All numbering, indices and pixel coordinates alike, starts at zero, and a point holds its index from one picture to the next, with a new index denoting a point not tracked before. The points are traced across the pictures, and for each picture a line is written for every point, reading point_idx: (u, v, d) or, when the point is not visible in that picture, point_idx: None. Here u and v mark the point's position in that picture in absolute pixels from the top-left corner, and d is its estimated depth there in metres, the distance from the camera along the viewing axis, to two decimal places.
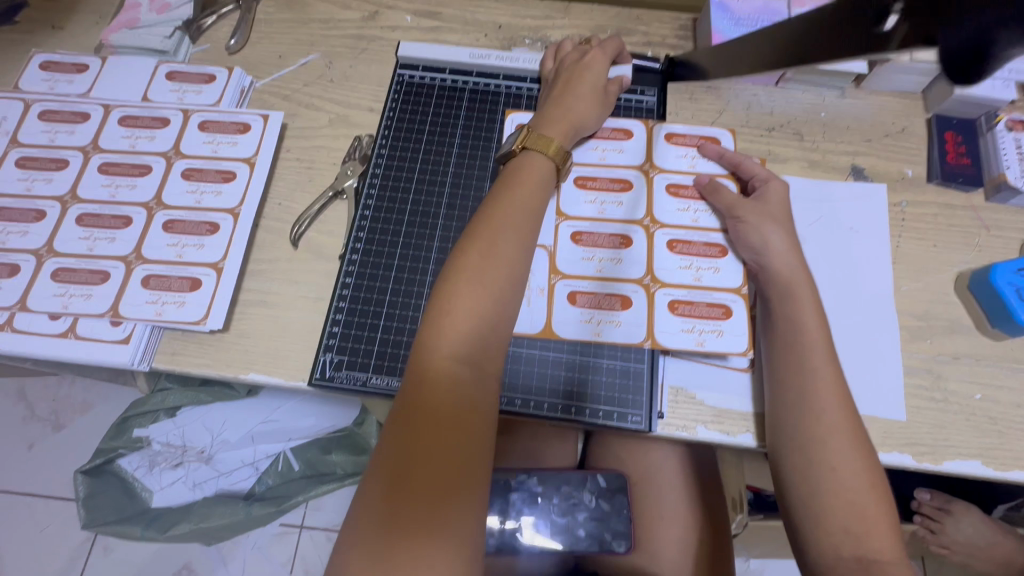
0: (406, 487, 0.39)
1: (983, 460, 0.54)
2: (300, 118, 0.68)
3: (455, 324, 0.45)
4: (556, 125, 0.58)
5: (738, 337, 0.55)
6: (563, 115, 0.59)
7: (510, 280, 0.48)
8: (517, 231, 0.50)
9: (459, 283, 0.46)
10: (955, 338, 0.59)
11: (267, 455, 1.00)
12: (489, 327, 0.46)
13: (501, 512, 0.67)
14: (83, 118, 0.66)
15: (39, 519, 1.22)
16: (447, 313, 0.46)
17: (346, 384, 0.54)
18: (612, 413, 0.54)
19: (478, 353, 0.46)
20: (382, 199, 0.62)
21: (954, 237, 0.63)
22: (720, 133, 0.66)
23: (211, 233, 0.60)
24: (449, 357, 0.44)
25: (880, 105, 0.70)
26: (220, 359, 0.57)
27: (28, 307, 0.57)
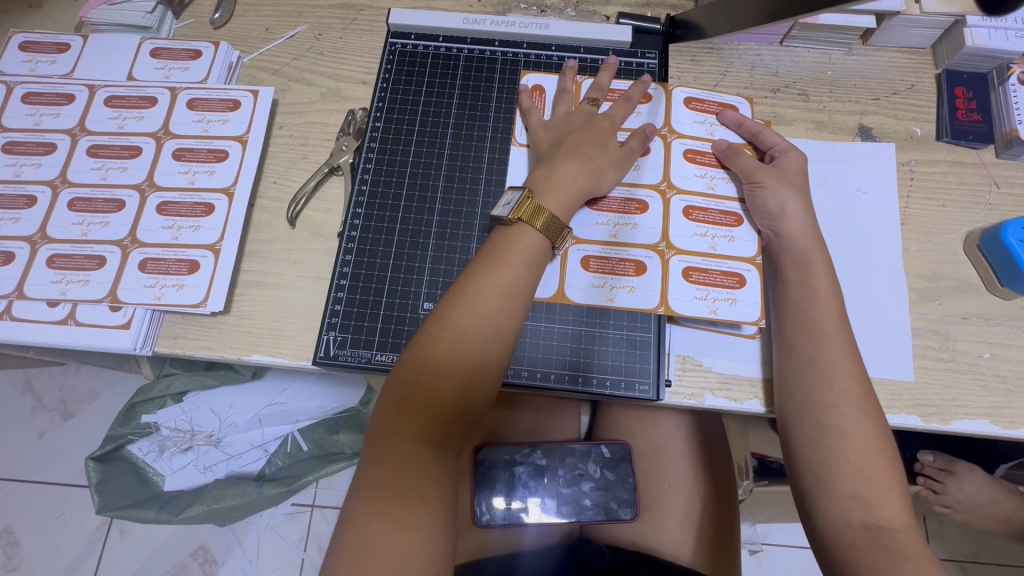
0: (394, 480, 0.42)
1: (991, 419, 0.54)
2: (290, 94, 0.66)
3: (457, 333, 0.47)
4: (558, 191, 0.53)
5: (752, 306, 0.55)
6: (568, 177, 0.53)
7: (500, 310, 0.48)
8: (507, 260, 0.49)
9: (463, 293, 0.48)
10: (964, 298, 0.58)
11: (275, 436, 1.02)
12: (477, 357, 0.47)
13: (509, 487, 0.69)
14: (67, 100, 0.64)
15: (54, 506, 1.24)
16: (432, 341, 0.46)
17: (351, 361, 0.54)
18: (619, 383, 0.54)
19: (469, 374, 0.46)
20: (379, 173, 0.60)
21: (964, 196, 0.62)
22: (739, 101, 0.64)
23: (207, 214, 0.59)
24: (430, 383, 0.46)
25: (887, 62, 0.68)
26: (223, 341, 0.56)
27: (26, 295, 0.56)
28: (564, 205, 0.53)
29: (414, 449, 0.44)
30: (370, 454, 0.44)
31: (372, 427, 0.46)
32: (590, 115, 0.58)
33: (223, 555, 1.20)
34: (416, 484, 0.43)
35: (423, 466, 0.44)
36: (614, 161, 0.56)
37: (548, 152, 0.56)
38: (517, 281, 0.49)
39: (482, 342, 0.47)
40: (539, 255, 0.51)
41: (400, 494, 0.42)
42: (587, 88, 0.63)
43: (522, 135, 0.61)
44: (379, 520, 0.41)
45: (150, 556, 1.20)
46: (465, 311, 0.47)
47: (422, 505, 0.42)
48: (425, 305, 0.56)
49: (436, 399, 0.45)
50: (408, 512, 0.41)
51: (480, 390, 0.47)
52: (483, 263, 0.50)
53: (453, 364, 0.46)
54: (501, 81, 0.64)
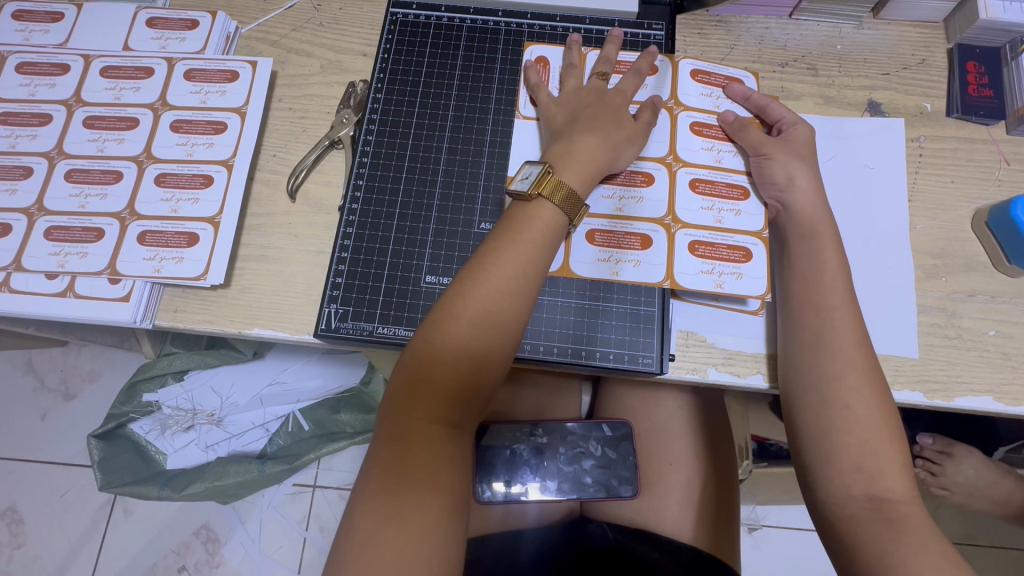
0: (405, 457, 0.43)
1: (994, 395, 0.54)
2: (289, 65, 0.65)
3: (473, 310, 0.46)
4: (576, 167, 0.52)
5: (758, 280, 0.54)
6: (584, 153, 0.52)
7: (516, 288, 0.47)
8: (523, 237, 0.49)
9: (480, 270, 0.47)
10: (971, 275, 0.58)
11: (276, 416, 1.02)
12: (490, 334, 0.46)
13: (510, 464, 0.69)
14: (63, 70, 0.63)
15: (58, 485, 1.25)
16: (447, 317, 0.46)
17: (352, 334, 0.53)
18: (622, 357, 0.54)
19: (482, 352, 0.46)
20: (381, 146, 0.60)
21: (973, 172, 0.61)
22: (744, 74, 0.62)
23: (206, 187, 0.58)
24: (446, 361, 0.46)
25: (899, 35, 0.66)
26: (223, 314, 0.56)
27: (24, 267, 0.56)
28: (581, 181, 0.52)
29: (429, 429, 0.44)
30: (382, 433, 0.44)
31: (384, 405, 0.46)
32: (601, 91, 0.57)
33: (227, 533, 1.22)
34: (431, 464, 0.43)
35: (436, 446, 0.44)
36: (629, 136, 0.55)
37: (563, 127, 0.55)
38: (533, 259, 0.49)
39: (496, 320, 0.47)
40: (556, 233, 0.50)
41: (410, 471, 0.42)
42: (593, 61, 0.61)
43: (527, 108, 0.60)
44: (393, 499, 0.41)
45: (154, 534, 1.22)
46: (482, 288, 0.47)
47: (436, 485, 0.42)
48: (427, 278, 0.55)
49: (451, 377, 0.45)
50: (423, 491, 0.42)
51: (494, 368, 0.47)
52: (498, 241, 0.49)
53: (469, 341, 0.46)
54: (505, 52, 0.63)
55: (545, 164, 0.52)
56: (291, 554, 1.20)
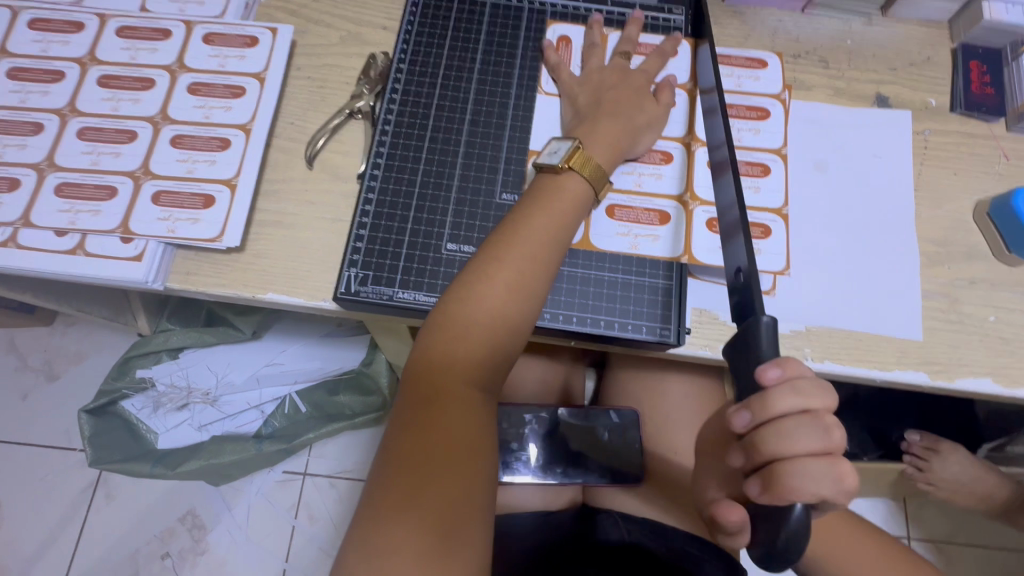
0: (435, 414, 0.44)
1: (993, 378, 0.56)
2: (309, 35, 0.65)
3: (504, 274, 0.47)
4: (603, 145, 0.54)
5: (777, 257, 0.58)
6: (610, 133, 0.54)
7: (547, 257, 0.49)
8: (553, 207, 0.50)
9: (511, 236, 0.49)
10: (972, 264, 0.60)
11: (272, 398, 1.00)
12: (521, 298, 0.47)
13: (518, 445, 0.70)
14: (77, 28, 0.62)
15: (39, 468, 1.21)
16: (478, 280, 0.47)
17: (372, 298, 0.53)
18: (641, 329, 0.54)
19: (512, 316, 0.47)
20: (403, 115, 0.60)
21: (974, 165, 0.63)
22: (767, 54, 0.65)
23: (223, 149, 0.58)
24: (479, 324, 0.46)
25: (906, 33, 0.68)
26: (237, 278, 0.55)
27: (33, 223, 0.54)
28: (608, 157, 0.54)
29: (463, 391, 0.45)
30: (414, 394, 0.45)
31: (414, 366, 0.47)
32: (624, 71, 0.59)
33: (213, 519, 1.19)
34: (467, 425, 0.44)
35: (465, 404, 0.45)
36: (651, 120, 0.57)
37: (586, 108, 0.57)
38: (564, 229, 0.50)
39: (528, 285, 0.48)
40: (584, 205, 0.52)
41: (440, 427, 0.43)
42: (614, 41, 0.63)
43: (548, 85, 0.61)
44: (431, 460, 0.42)
45: (138, 518, 1.19)
46: (516, 255, 0.48)
47: (472, 446, 0.43)
48: (448, 245, 0.55)
49: (485, 340, 0.46)
50: (460, 452, 0.43)
51: (523, 332, 0.48)
52: (530, 210, 0.50)
53: (503, 305, 0.47)
54: (528, 29, 0.63)
55: (570, 142, 0.53)
56: (278, 542, 1.18)
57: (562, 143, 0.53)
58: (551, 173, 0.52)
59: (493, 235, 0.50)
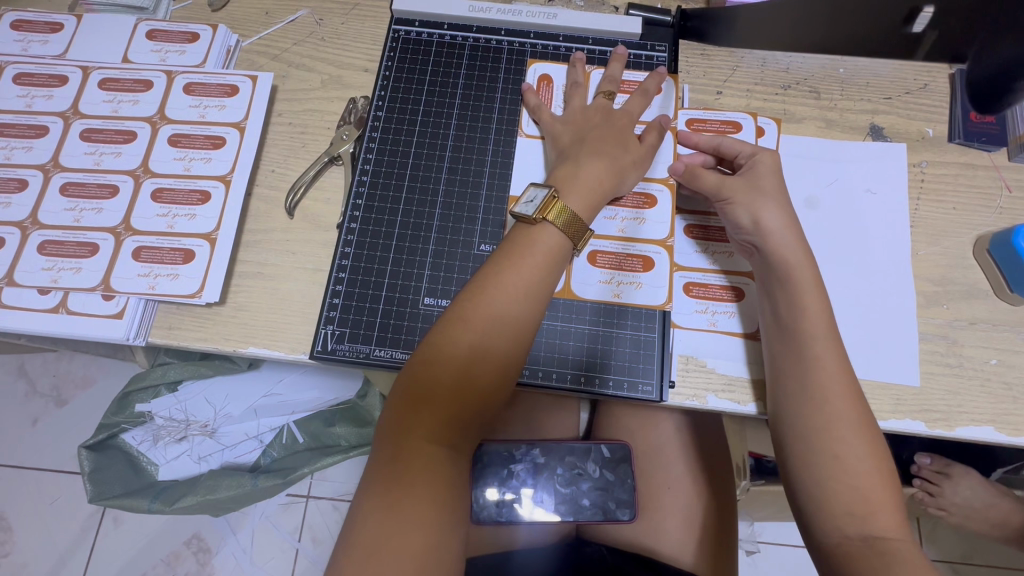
0: (404, 473, 0.42)
1: (995, 426, 0.53)
2: (290, 80, 0.65)
3: (478, 329, 0.46)
4: (581, 190, 0.52)
5: (750, 317, 0.56)
6: (588, 177, 0.53)
7: (520, 310, 0.48)
8: (530, 259, 0.49)
9: (487, 288, 0.48)
10: (973, 303, 0.57)
11: (270, 428, 1.01)
12: (495, 354, 0.47)
13: (507, 484, 0.67)
14: (61, 81, 0.62)
15: (47, 494, 1.23)
16: (452, 336, 0.46)
17: (348, 356, 0.53)
18: (622, 383, 0.54)
19: (486, 372, 0.46)
20: (381, 164, 0.59)
21: (974, 199, 0.61)
22: (742, 116, 0.63)
23: (203, 203, 0.58)
24: (450, 383, 0.45)
25: (901, 59, 0.66)
26: (218, 332, 0.55)
27: (16, 282, 0.55)
28: (588, 204, 0.52)
29: (431, 450, 0.44)
30: (382, 451, 0.44)
31: (384, 423, 0.45)
32: (607, 111, 0.58)
33: (218, 544, 1.20)
34: (434, 486, 0.43)
35: (434, 464, 0.43)
36: (635, 159, 0.55)
37: (569, 149, 0.55)
38: (541, 281, 0.49)
39: (502, 340, 0.47)
40: (561, 256, 0.51)
41: (408, 488, 0.42)
42: (597, 79, 0.62)
43: (529, 127, 0.60)
44: (390, 525, 0.40)
45: (144, 544, 1.20)
46: (487, 311, 0.47)
47: (438, 509, 0.42)
48: (425, 299, 0.54)
49: (456, 399, 0.45)
50: (425, 514, 0.41)
51: (496, 389, 0.47)
52: (503, 262, 0.49)
53: (473, 362, 0.46)
54: (507, 71, 0.62)
55: (549, 189, 0.52)
56: (282, 566, 1.19)
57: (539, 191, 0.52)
58: (529, 222, 0.51)
59: (465, 289, 0.49)
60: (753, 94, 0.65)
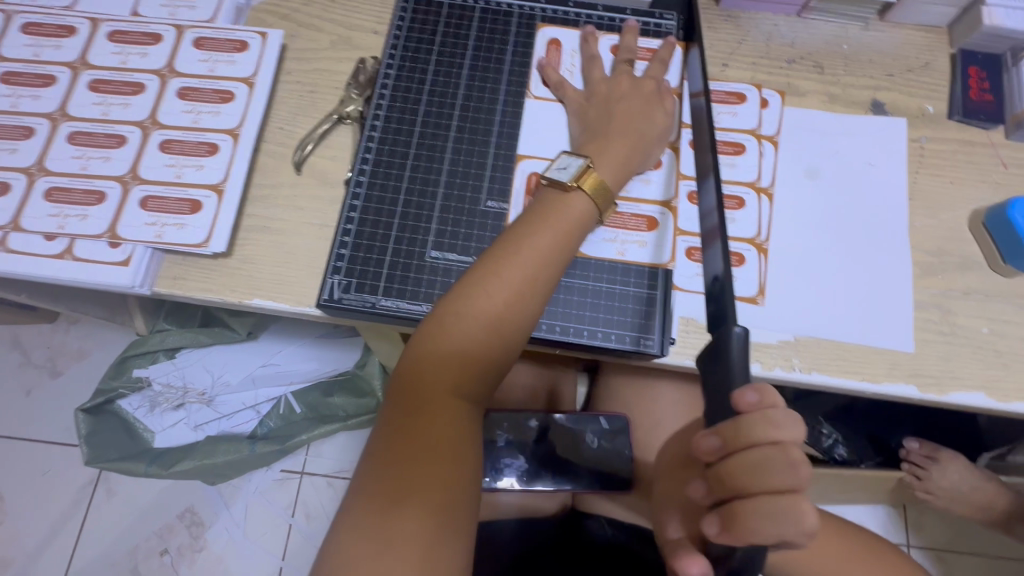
0: (423, 424, 0.43)
1: (986, 392, 0.55)
2: (300, 40, 0.65)
3: (506, 291, 0.47)
4: (607, 160, 0.53)
5: (749, 283, 0.57)
6: (613, 148, 0.54)
7: (548, 274, 0.49)
8: (558, 226, 0.50)
9: (517, 252, 0.48)
10: (967, 274, 0.59)
11: (268, 399, 1.01)
12: (519, 317, 0.47)
13: (506, 450, 0.68)
14: (69, 32, 0.62)
15: (39, 464, 1.23)
16: (478, 296, 0.46)
17: (355, 306, 0.53)
18: (624, 338, 0.54)
19: (508, 333, 0.47)
20: (390, 121, 0.59)
21: (972, 173, 0.62)
22: (746, 88, 0.64)
23: (211, 155, 0.58)
24: (475, 339, 0.46)
25: (902, 38, 0.67)
26: (223, 284, 0.56)
27: (22, 228, 0.55)
28: (614, 175, 0.53)
29: (452, 404, 0.45)
30: (401, 403, 0.45)
31: (403, 375, 0.46)
32: (626, 79, 0.58)
33: (211, 516, 1.20)
34: (453, 440, 0.44)
35: (455, 418, 0.45)
36: (656, 129, 0.56)
37: (597, 122, 0.56)
38: (566, 248, 0.50)
39: (527, 304, 0.48)
40: (587, 225, 0.51)
41: (428, 441, 0.43)
42: (609, 47, 0.63)
43: (538, 88, 0.61)
44: (416, 473, 0.41)
45: (137, 515, 1.20)
46: (516, 272, 0.47)
47: (459, 461, 0.43)
48: (432, 253, 0.55)
49: (479, 355, 0.46)
50: (443, 465, 0.42)
51: (516, 348, 0.48)
52: (532, 227, 0.49)
53: (499, 322, 0.47)
54: (517, 34, 0.63)
55: (580, 159, 0.53)
56: (275, 540, 1.19)
57: (568, 159, 0.53)
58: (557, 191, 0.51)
59: (494, 247, 0.49)
60: (758, 67, 0.66)
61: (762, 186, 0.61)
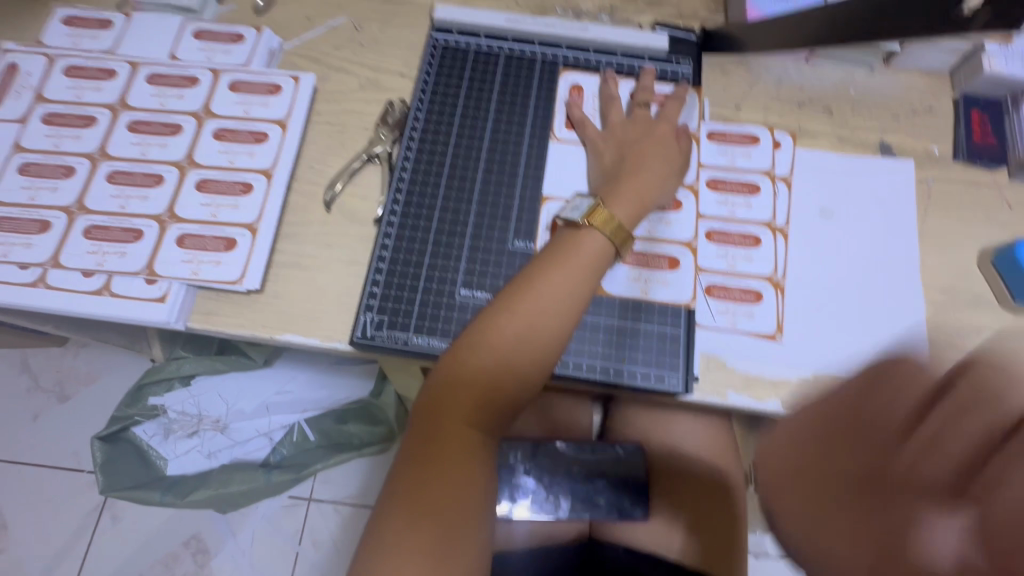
0: (437, 455, 0.44)
1: None
2: (330, 82, 0.67)
3: (518, 328, 0.48)
4: (624, 201, 0.55)
5: (768, 320, 0.59)
6: (633, 190, 0.56)
7: (562, 310, 0.50)
8: (572, 263, 0.51)
9: (530, 289, 0.49)
10: (979, 311, 0.60)
11: (282, 425, 1.00)
12: (534, 352, 0.48)
13: (525, 480, 0.69)
14: (110, 75, 0.65)
15: (47, 489, 1.22)
16: (491, 332, 0.48)
17: (387, 343, 0.54)
18: (649, 376, 0.56)
19: (523, 369, 0.48)
20: (419, 163, 0.62)
21: (978, 214, 0.64)
22: (760, 130, 0.67)
23: (245, 194, 0.60)
24: (490, 374, 0.47)
25: (908, 83, 0.70)
26: (255, 319, 0.57)
27: (62, 264, 0.57)
28: (630, 215, 0.55)
29: (466, 437, 0.46)
30: (418, 434, 0.46)
31: (421, 408, 0.47)
32: (645, 122, 0.61)
33: (218, 544, 1.19)
34: (466, 471, 0.44)
35: (470, 451, 0.45)
36: (673, 170, 0.58)
37: (614, 163, 0.59)
38: (582, 285, 0.51)
39: (541, 340, 0.48)
40: (602, 261, 0.52)
41: (442, 473, 0.44)
42: (628, 91, 0.66)
43: (562, 131, 0.63)
44: (429, 503, 0.42)
45: (143, 543, 1.19)
46: (531, 311, 0.49)
47: (469, 492, 0.44)
48: (462, 291, 0.56)
49: (492, 390, 0.47)
50: (455, 497, 0.43)
51: (532, 384, 0.49)
52: (546, 264, 0.51)
53: (513, 359, 0.48)
54: (540, 79, 0.66)
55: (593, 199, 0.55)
56: (282, 569, 1.18)
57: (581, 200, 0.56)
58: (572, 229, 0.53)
59: (510, 285, 0.51)
60: (770, 110, 0.68)
61: (777, 225, 0.63)
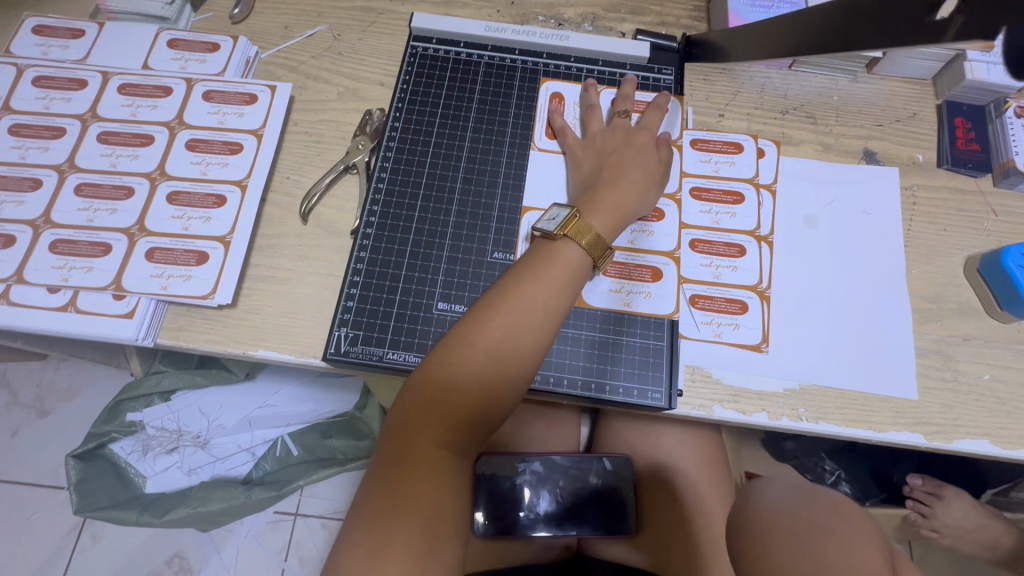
0: (406, 475, 0.42)
1: (990, 439, 0.55)
2: (308, 91, 0.66)
3: (491, 341, 0.47)
4: (602, 211, 0.54)
5: (753, 331, 0.58)
6: (612, 200, 0.55)
7: (537, 322, 0.48)
8: (548, 275, 0.50)
9: (505, 300, 0.48)
10: (966, 320, 0.60)
11: (264, 441, 0.98)
12: (508, 366, 0.47)
13: (510, 495, 0.67)
14: (80, 85, 0.63)
15: (23, 509, 1.19)
16: (464, 346, 0.46)
17: (362, 358, 0.53)
18: (632, 390, 0.55)
19: (496, 383, 0.46)
20: (396, 173, 0.60)
21: (963, 221, 0.64)
22: (743, 138, 0.66)
23: (218, 206, 0.58)
24: (462, 388, 0.46)
25: (891, 90, 0.70)
26: (227, 335, 0.55)
27: (26, 280, 0.55)
28: (608, 224, 0.54)
29: (437, 455, 0.44)
30: (387, 452, 0.44)
31: (391, 425, 0.45)
32: (625, 131, 0.60)
33: (200, 562, 1.16)
34: (435, 491, 0.42)
35: (440, 469, 0.43)
36: (653, 178, 0.57)
37: (593, 171, 0.58)
38: (557, 297, 0.49)
39: (516, 353, 0.47)
40: (579, 272, 0.51)
41: (411, 493, 0.42)
42: (610, 99, 0.65)
43: (542, 140, 0.62)
44: (397, 526, 0.40)
45: (123, 562, 1.15)
46: (504, 321, 0.47)
47: (440, 513, 0.42)
48: (439, 304, 0.55)
49: (464, 406, 0.45)
50: (425, 518, 0.41)
51: (506, 399, 0.47)
52: (522, 275, 0.50)
53: (486, 373, 0.46)
54: (520, 88, 0.65)
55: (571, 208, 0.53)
56: None
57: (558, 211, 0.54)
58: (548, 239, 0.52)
59: (485, 296, 0.49)
60: (754, 117, 0.68)
61: (762, 234, 0.62)
